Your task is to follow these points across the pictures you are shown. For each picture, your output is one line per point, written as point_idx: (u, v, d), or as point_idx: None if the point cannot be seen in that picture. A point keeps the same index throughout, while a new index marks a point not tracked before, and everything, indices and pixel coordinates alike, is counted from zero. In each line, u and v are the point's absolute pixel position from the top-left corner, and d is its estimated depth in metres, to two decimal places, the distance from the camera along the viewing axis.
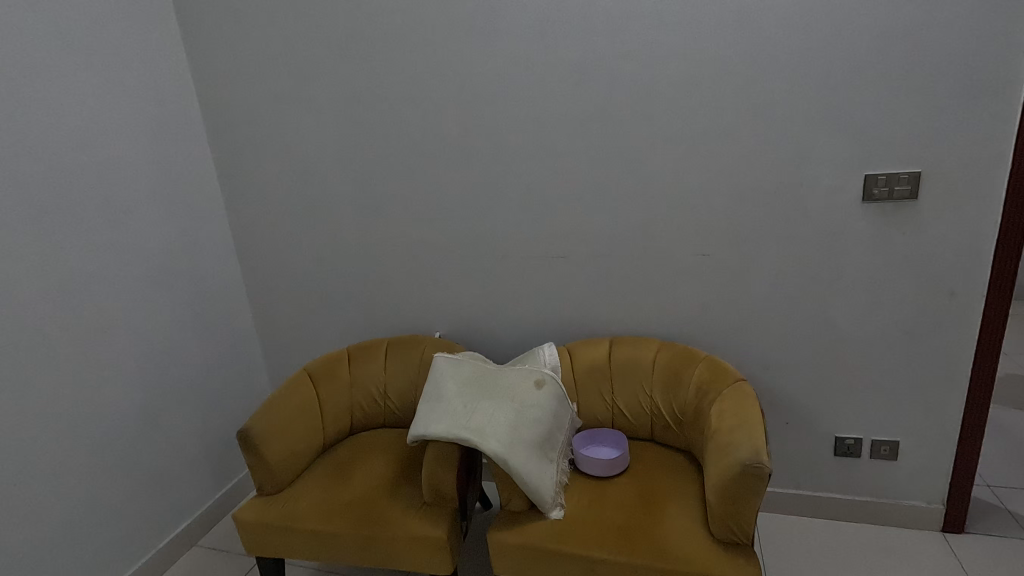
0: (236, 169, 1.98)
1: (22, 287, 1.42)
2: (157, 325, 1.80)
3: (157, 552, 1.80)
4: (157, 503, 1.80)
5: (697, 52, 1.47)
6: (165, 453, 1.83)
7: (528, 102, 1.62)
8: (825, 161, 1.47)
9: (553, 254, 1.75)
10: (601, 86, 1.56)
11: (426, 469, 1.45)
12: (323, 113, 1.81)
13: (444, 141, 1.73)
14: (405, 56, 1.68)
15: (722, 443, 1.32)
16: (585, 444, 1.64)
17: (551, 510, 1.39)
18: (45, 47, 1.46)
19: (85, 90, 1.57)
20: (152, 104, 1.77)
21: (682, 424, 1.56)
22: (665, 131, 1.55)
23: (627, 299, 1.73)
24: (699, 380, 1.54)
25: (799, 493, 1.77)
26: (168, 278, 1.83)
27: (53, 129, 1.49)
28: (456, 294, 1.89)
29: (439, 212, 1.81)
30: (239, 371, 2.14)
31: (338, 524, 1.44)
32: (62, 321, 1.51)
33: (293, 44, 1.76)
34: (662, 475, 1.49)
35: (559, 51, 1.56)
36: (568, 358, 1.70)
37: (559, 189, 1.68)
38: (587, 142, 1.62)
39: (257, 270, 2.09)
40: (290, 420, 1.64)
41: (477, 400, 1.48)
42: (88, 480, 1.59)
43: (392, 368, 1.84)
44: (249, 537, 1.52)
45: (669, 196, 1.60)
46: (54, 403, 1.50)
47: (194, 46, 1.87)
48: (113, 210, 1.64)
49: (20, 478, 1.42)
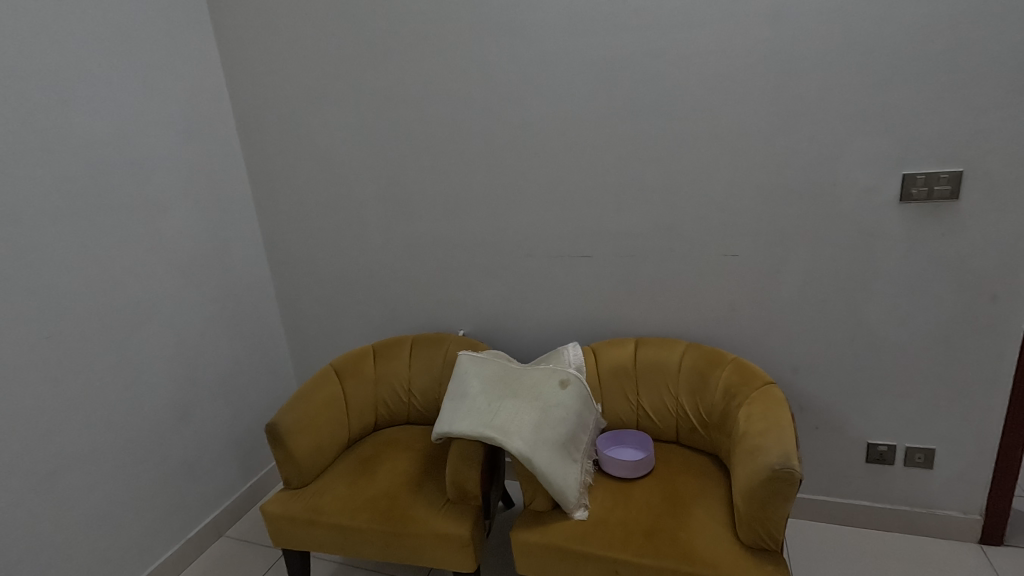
0: (265, 168, 2.01)
1: (63, 280, 1.47)
2: (188, 320, 1.84)
3: (187, 541, 1.84)
4: (187, 493, 1.85)
5: (727, 50, 1.45)
6: (195, 445, 1.88)
7: (554, 100, 1.62)
8: (860, 161, 1.44)
9: (578, 254, 1.74)
10: (629, 83, 1.54)
11: (450, 466, 1.45)
12: (351, 112, 1.83)
13: (470, 140, 1.73)
14: (432, 54, 1.69)
15: (750, 447, 1.30)
16: (609, 445, 1.63)
17: (575, 511, 1.39)
18: (86, 51, 1.51)
19: (123, 91, 1.61)
20: (187, 105, 1.82)
21: (709, 426, 1.54)
22: (694, 129, 1.53)
23: (653, 299, 1.72)
24: (727, 383, 1.51)
25: (828, 500, 1.73)
26: (200, 275, 1.88)
27: (93, 129, 1.54)
28: (480, 292, 1.89)
29: (464, 210, 1.82)
30: (267, 366, 2.18)
31: (363, 520, 1.46)
32: (99, 314, 1.56)
33: (323, 44, 1.79)
34: (687, 477, 1.48)
35: (587, 48, 1.55)
36: (592, 358, 1.69)
37: (585, 187, 1.67)
38: (614, 141, 1.60)
39: (285, 268, 2.13)
40: (317, 415, 1.66)
41: (501, 399, 1.48)
42: (122, 469, 1.64)
43: (416, 365, 1.85)
44: (276, 529, 1.54)
45: (697, 196, 1.58)
46: (91, 393, 1.55)
47: (227, 48, 1.92)
48: (148, 207, 1.69)
49: (59, 466, 1.48)
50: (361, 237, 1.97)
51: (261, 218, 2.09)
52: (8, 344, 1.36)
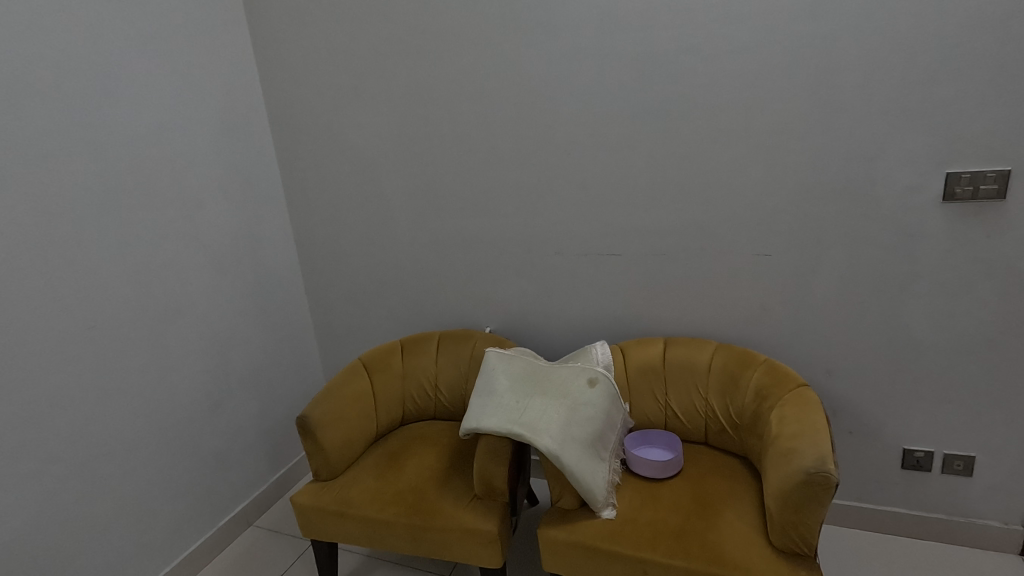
0: (297, 164, 2.04)
1: (105, 270, 1.52)
2: (222, 312, 1.88)
3: (218, 529, 1.88)
4: (218, 482, 1.89)
5: (763, 45, 1.43)
6: (226, 435, 1.92)
7: (587, 97, 1.61)
8: (902, 159, 1.40)
9: (607, 252, 1.73)
10: (661, 80, 1.53)
11: (478, 462, 1.46)
12: (383, 109, 1.85)
13: (500, 137, 1.74)
14: (464, 52, 1.69)
15: (783, 449, 1.28)
16: (637, 445, 1.61)
17: (602, 510, 1.38)
18: (128, 48, 1.56)
19: (163, 90, 1.66)
20: (222, 102, 1.86)
21: (739, 428, 1.52)
22: (728, 127, 1.51)
23: (683, 299, 1.70)
24: (758, 384, 1.49)
25: (861, 506, 1.70)
26: (233, 269, 1.92)
27: (134, 124, 1.58)
28: (507, 289, 1.90)
29: (493, 208, 1.82)
30: (296, 360, 2.21)
31: (391, 513, 1.47)
32: (138, 305, 1.61)
33: (355, 42, 1.80)
34: (716, 479, 1.46)
35: (620, 44, 1.54)
36: (621, 357, 1.68)
37: (615, 186, 1.66)
38: (646, 138, 1.59)
39: (314, 263, 2.16)
40: (346, 409, 1.68)
41: (530, 396, 1.48)
42: (158, 457, 1.68)
43: (443, 361, 1.86)
44: (305, 520, 1.57)
45: (730, 194, 1.56)
46: (130, 382, 1.59)
47: (261, 46, 1.95)
48: (185, 202, 1.73)
49: (99, 452, 1.52)
50: (390, 233, 1.99)
51: (292, 214, 2.12)
52: (54, 335, 1.41)
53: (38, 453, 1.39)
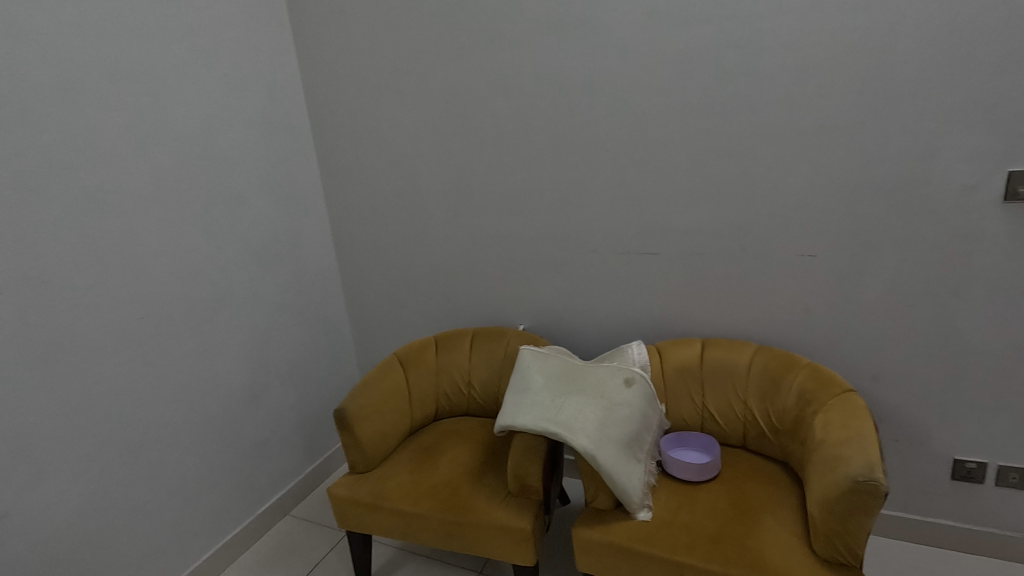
0: (336, 161, 2.08)
1: (153, 263, 1.57)
2: (262, 306, 1.92)
3: (255, 517, 1.93)
4: (256, 471, 1.94)
5: (812, 40, 1.39)
6: (265, 426, 1.96)
7: (626, 94, 1.59)
8: (959, 157, 1.34)
9: (644, 251, 1.71)
10: (704, 77, 1.50)
11: (513, 459, 1.46)
12: (421, 107, 1.86)
13: (537, 134, 1.73)
14: (503, 50, 1.69)
15: (829, 456, 1.24)
16: (672, 447, 1.59)
17: (638, 511, 1.36)
18: (176, 47, 1.60)
19: (209, 89, 1.70)
20: (265, 99, 1.90)
21: (779, 433, 1.48)
22: (773, 124, 1.47)
23: (721, 300, 1.67)
24: (801, 388, 1.45)
25: (907, 517, 1.64)
26: (274, 263, 1.96)
27: (182, 121, 1.63)
28: (542, 287, 1.89)
29: (529, 205, 1.82)
30: (332, 354, 2.25)
31: (425, 507, 1.49)
32: (184, 297, 1.66)
33: (394, 40, 1.82)
34: (755, 483, 1.43)
35: (662, 41, 1.51)
36: (657, 357, 1.65)
37: (654, 184, 1.64)
38: (687, 135, 1.56)
39: (351, 259, 2.19)
40: (381, 403, 1.70)
41: (566, 395, 1.47)
42: (200, 445, 1.73)
43: (477, 358, 1.87)
44: (341, 512, 1.59)
45: (774, 193, 1.52)
46: (175, 372, 1.65)
47: (303, 45, 1.98)
48: (229, 198, 1.78)
49: (146, 439, 1.58)
50: (426, 230, 2.00)
51: (330, 210, 2.16)
52: (106, 325, 1.46)
53: (89, 438, 1.44)
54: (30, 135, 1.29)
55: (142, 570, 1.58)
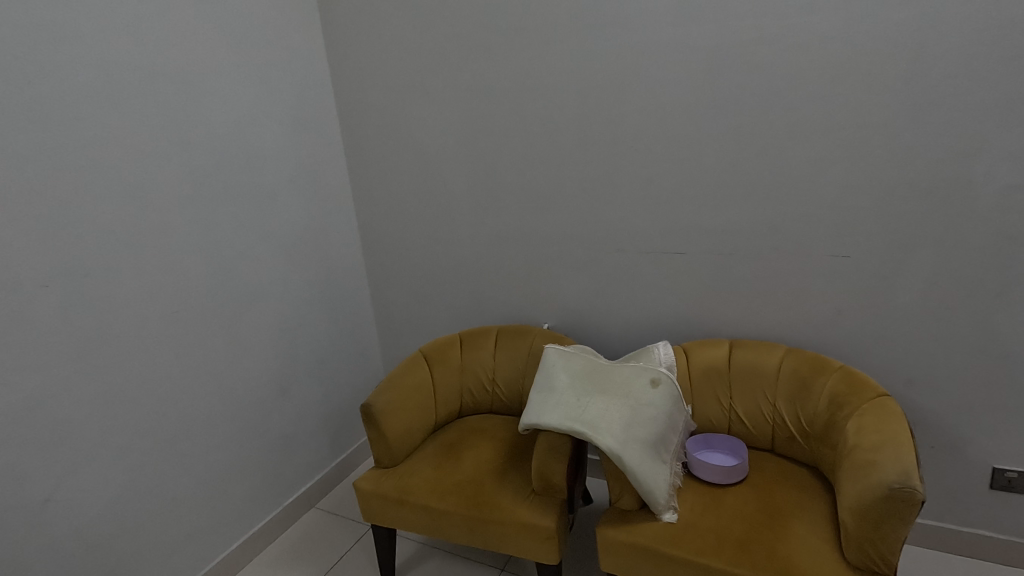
0: (364, 159, 2.10)
1: (188, 259, 1.61)
2: (291, 301, 1.96)
3: (282, 509, 1.97)
4: (284, 463, 1.98)
5: (848, 36, 1.36)
6: (292, 419, 2.00)
7: (655, 93, 1.58)
8: (1003, 157, 1.30)
9: (671, 251, 1.70)
10: (735, 75, 1.48)
11: (537, 458, 1.46)
12: (449, 106, 1.87)
13: (564, 133, 1.73)
14: (531, 49, 1.70)
15: (862, 461, 1.21)
16: (699, 449, 1.58)
17: (664, 513, 1.35)
18: (212, 48, 1.64)
19: (243, 89, 1.74)
20: (296, 99, 1.93)
21: (809, 436, 1.45)
22: (806, 123, 1.45)
23: (750, 300, 1.64)
24: (833, 392, 1.42)
25: (941, 526, 1.60)
26: (303, 260, 1.99)
27: (216, 120, 1.66)
28: (567, 286, 1.89)
29: (555, 204, 1.81)
30: (357, 350, 2.28)
31: (450, 503, 1.50)
32: (217, 293, 1.70)
33: (423, 39, 1.84)
34: (784, 488, 1.40)
35: (692, 38, 1.50)
36: (684, 357, 1.64)
37: (682, 183, 1.62)
38: (718, 134, 1.54)
39: (378, 256, 2.22)
40: (407, 399, 1.72)
41: (591, 395, 1.47)
42: (231, 437, 1.77)
43: (501, 356, 1.87)
44: (366, 506, 1.61)
45: (806, 193, 1.49)
46: (208, 366, 1.69)
47: (334, 46, 2.01)
48: (261, 196, 1.82)
49: (180, 430, 1.62)
50: (451, 228, 2.02)
51: (358, 208, 2.19)
52: (144, 319, 1.51)
53: (126, 429, 1.49)
54: (74, 134, 1.33)
55: (175, 557, 1.63)
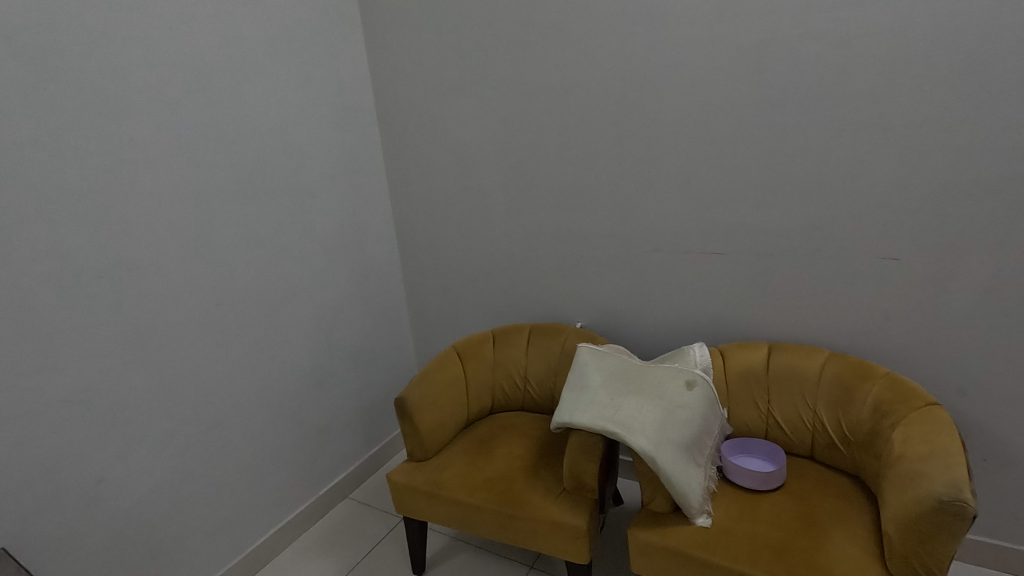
0: (401, 156, 2.13)
1: (233, 253, 1.66)
2: (329, 295, 2.00)
3: (317, 497, 2.02)
4: (319, 453, 2.03)
5: (901, 28, 1.30)
6: (328, 411, 2.05)
7: (696, 89, 1.55)
8: None
9: (709, 251, 1.66)
10: (780, 70, 1.44)
11: (569, 457, 1.45)
12: (486, 104, 1.88)
13: (601, 130, 1.72)
14: (569, 47, 1.69)
15: (909, 472, 1.17)
16: (734, 453, 1.55)
17: (697, 517, 1.33)
18: (258, 47, 1.69)
19: (286, 87, 1.78)
20: (337, 97, 1.97)
21: (851, 445, 1.41)
22: (854, 119, 1.40)
23: (791, 303, 1.60)
24: (878, 399, 1.37)
25: (992, 542, 1.52)
26: (341, 255, 2.03)
27: (260, 117, 1.71)
28: (601, 285, 1.88)
29: (590, 202, 1.80)
30: (392, 344, 2.32)
31: (481, 498, 1.51)
32: (259, 285, 1.75)
33: (461, 37, 1.85)
34: (823, 497, 1.36)
35: (735, 32, 1.46)
36: (720, 360, 1.61)
37: (721, 181, 1.59)
38: (760, 132, 1.50)
39: (413, 252, 2.25)
40: (440, 394, 1.74)
41: (624, 395, 1.45)
42: (270, 427, 1.83)
43: (534, 353, 1.88)
44: (399, 498, 1.63)
45: (852, 192, 1.45)
46: (249, 356, 1.74)
47: (373, 44, 2.04)
48: (302, 192, 1.86)
49: (222, 418, 1.68)
50: (486, 225, 2.03)
51: (394, 205, 2.22)
52: (190, 310, 1.57)
53: (172, 415, 1.55)
54: (129, 131, 1.39)
55: (216, 540, 1.69)
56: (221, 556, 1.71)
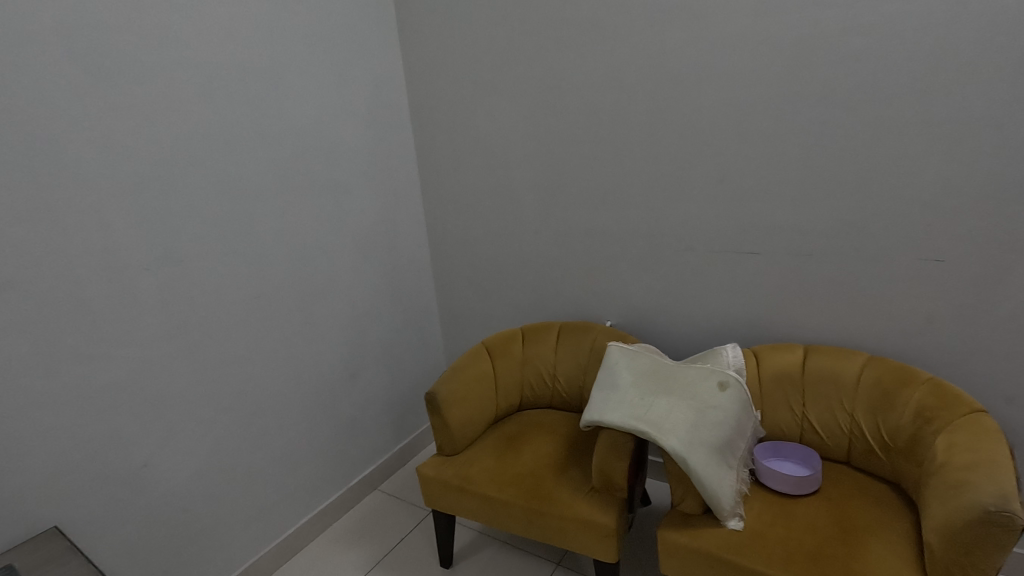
0: (433, 154, 2.15)
1: (270, 247, 1.71)
2: (362, 290, 2.04)
3: (348, 488, 2.06)
4: (350, 445, 2.07)
5: (951, 22, 1.26)
6: (360, 404, 2.09)
7: (732, 87, 1.53)
8: None
9: (743, 250, 1.64)
10: (820, 66, 1.41)
11: (598, 455, 1.45)
12: (518, 102, 1.89)
13: (635, 128, 1.70)
14: (604, 44, 1.68)
15: (953, 481, 1.13)
16: (767, 457, 1.52)
17: (728, 519, 1.31)
18: (297, 46, 1.72)
19: (323, 86, 1.82)
20: (371, 95, 2.00)
21: (890, 451, 1.37)
22: (899, 117, 1.36)
23: (829, 305, 1.56)
24: (919, 405, 1.33)
25: None
26: (373, 251, 2.07)
27: (299, 115, 1.75)
28: (632, 284, 1.87)
29: (622, 200, 1.79)
30: (421, 339, 2.35)
31: (510, 494, 1.51)
32: (295, 279, 1.79)
33: (494, 35, 1.86)
34: (861, 504, 1.33)
35: (775, 28, 1.44)
36: (754, 361, 1.58)
37: (758, 180, 1.56)
38: (800, 128, 1.47)
39: (444, 249, 2.28)
40: (469, 390, 1.75)
41: (655, 395, 1.44)
42: (304, 417, 1.88)
43: (563, 351, 1.88)
44: (428, 491, 1.65)
45: (896, 192, 1.40)
46: (285, 349, 1.79)
47: (408, 43, 2.07)
48: (337, 189, 1.90)
49: (259, 408, 1.73)
50: (516, 223, 2.03)
51: (426, 202, 2.25)
52: (230, 302, 1.61)
53: (211, 405, 1.60)
54: (173, 130, 1.43)
55: (251, 526, 1.74)
56: (256, 542, 1.76)
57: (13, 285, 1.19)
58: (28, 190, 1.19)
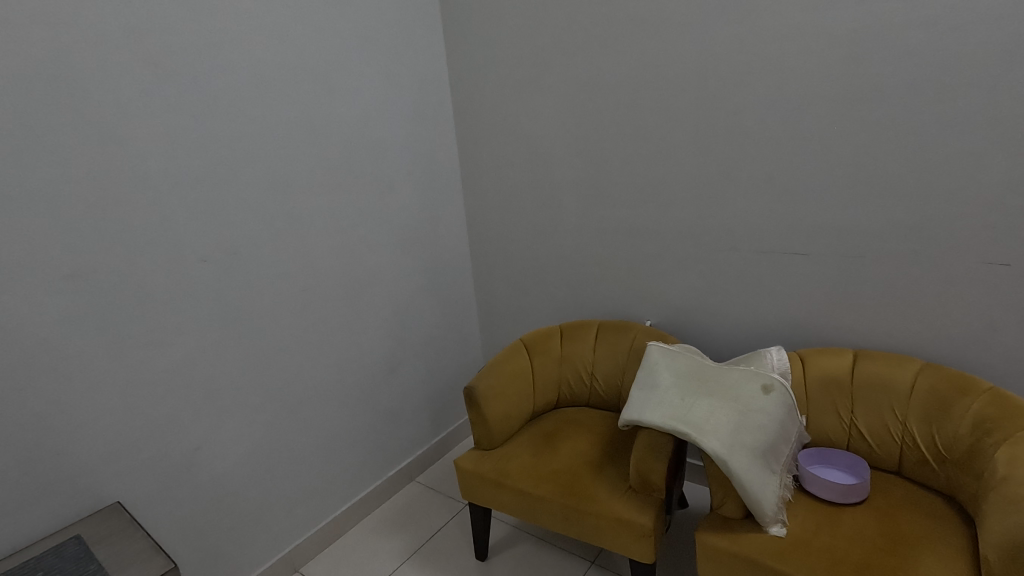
0: (475, 151, 2.18)
1: (317, 242, 1.76)
2: (403, 285, 2.08)
3: (386, 478, 2.11)
4: (390, 436, 2.11)
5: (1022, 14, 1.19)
6: (399, 396, 2.13)
7: (783, 82, 1.49)
8: None
9: (790, 251, 1.60)
10: (877, 60, 1.36)
11: (636, 454, 1.44)
12: (561, 100, 1.89)
13: (679, 125, 1.68)
14: (649, 41, 1.67)
15: (1015, 496, 1.07)
16: (813, 463, 1.48)
17: (771, 525, 1.29)
18: (346, 47, 1.78)
19: (370, 85, 1.87)
20: (416, 94, 2.04)
21: (945, 462, 1.31)
22: (962, 113, 1.30)
23: (881, 309, 1.51)
24: (978, 415, 1.27)
25: None
26: (415, 247, 2.11)
27: (347, 113, 1.80)
28: (673, 284, 1.85)
29: (665, 199, 1.77)
30: (460, 334, 2.38)
31: (547, 490, 1.52)
32: (341, 272, 1.85)
33: (539, 33, 1.86)
34: (913, 515, 1.28)
35: (829, 22, 1.39)
36: (800, 364, 1.54)
37: (807, 179, 1.52)
38: (853, 125, 1.42)
39: (484, 246, 2.30)
40: (507, 386, 1.77)
41: (696, 396, 1.42)
42: (347, 407, 1.93)
43: (602, 350, 1.87)
44: (466, 484, 1.68)
45: (956, 192, 1.34)
46: (330, 340, 1.84)
47: (452, 42, 2.10)
48: (382, 186, 1.95)
49: (304, 397, 1.79)
50: (557, 220, 2.04)
51: (467, 199, 2.28)
52: (279, 294, 1.68)
53: (260, 392, 1.67)
54: (230, 127, 1.50)
55: (294, 510, 1.80)
56: (299, 526, 1.83)
57: (83, 273, 1.27)
58: (98, 184, 1.27)
